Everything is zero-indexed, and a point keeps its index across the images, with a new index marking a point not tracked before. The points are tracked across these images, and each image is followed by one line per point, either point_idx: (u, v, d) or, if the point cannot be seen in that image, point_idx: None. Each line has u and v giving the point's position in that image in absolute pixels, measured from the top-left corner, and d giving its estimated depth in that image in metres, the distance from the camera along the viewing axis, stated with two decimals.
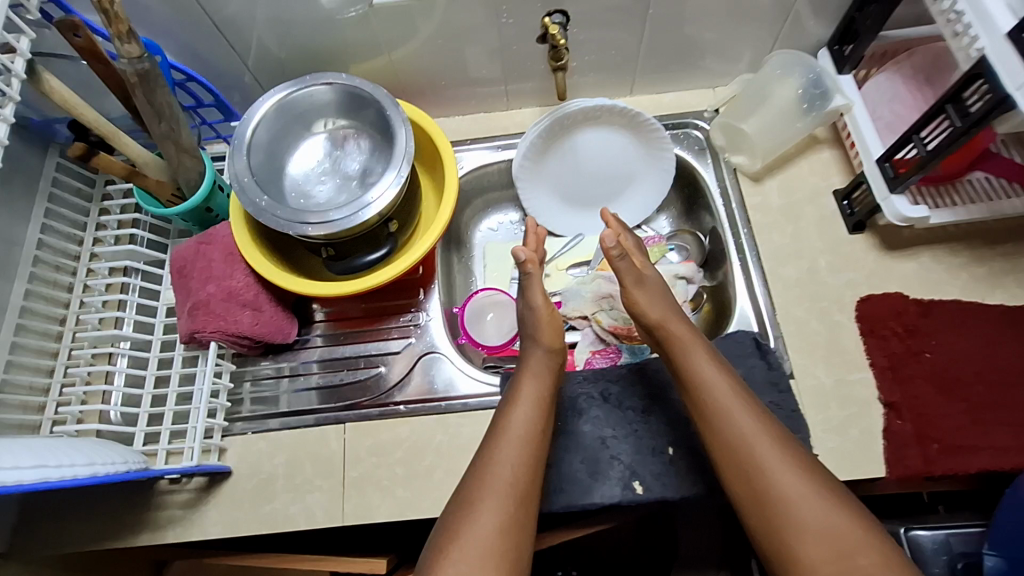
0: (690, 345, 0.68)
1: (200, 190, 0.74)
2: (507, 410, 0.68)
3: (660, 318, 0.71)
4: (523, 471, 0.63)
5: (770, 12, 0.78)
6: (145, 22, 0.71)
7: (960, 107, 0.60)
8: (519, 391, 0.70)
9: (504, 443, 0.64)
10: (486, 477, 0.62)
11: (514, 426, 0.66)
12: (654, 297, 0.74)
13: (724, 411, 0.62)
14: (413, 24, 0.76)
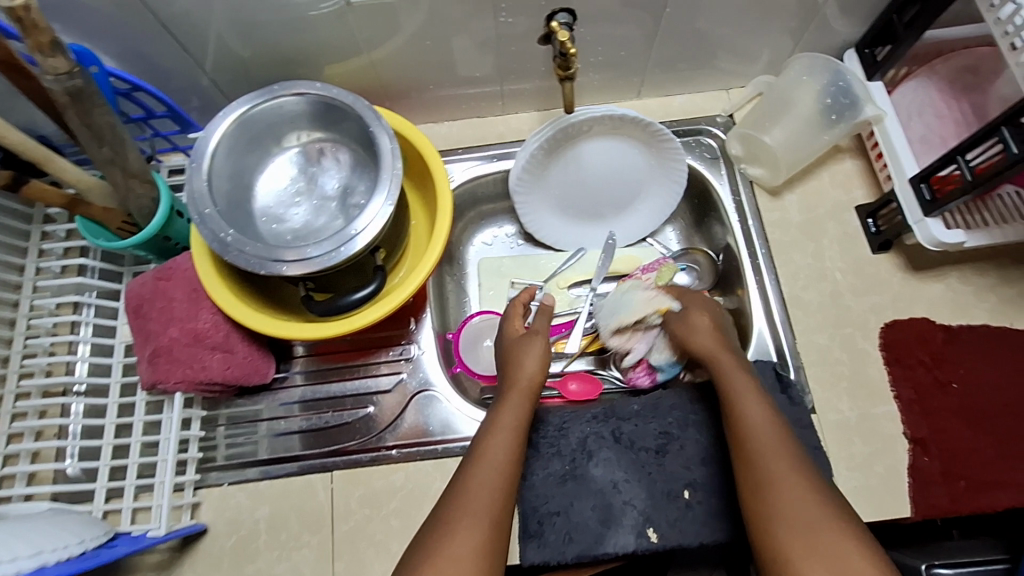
0: (734, 374, 0.62)
1: (155, 218, 0.65)
2: (486, 435, 0.60)
3: (712, 346, 0.66)
4: (500, 502, 0.54)
5: (798, 9, 0.70)
6: (80, 20, 0.60)
7: (1020, 130, 0.54)
8: (499, 416, 0.61)
9: (479, 468, 0.56)
10: (457, 506, 0.53)
11: (493, 452, 0.57)
12: (706, 324, 0.68)
13: (756, 445, 0.56)
14: (398, 21, 0.67)
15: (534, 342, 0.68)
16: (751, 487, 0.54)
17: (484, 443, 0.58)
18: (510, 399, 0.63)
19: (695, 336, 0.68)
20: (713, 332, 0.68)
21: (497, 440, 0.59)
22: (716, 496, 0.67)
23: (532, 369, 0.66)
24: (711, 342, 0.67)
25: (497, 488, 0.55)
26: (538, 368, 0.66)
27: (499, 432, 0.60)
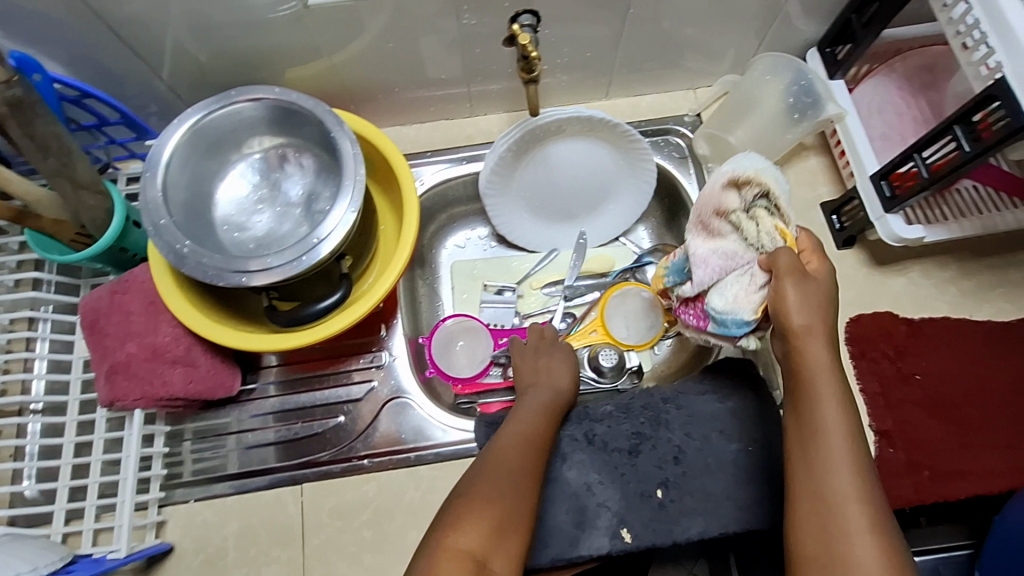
0: (820, 370, 0.50)
1: (110, 230, 0.63)
2: (512, 418, 0.63)
3: (801, 330, 0.50)
4: (527, 466, 0.56)
5: (761, 9, 0.70)
6: (22, 25, 0.58)
7: (971, 129, 0.55)
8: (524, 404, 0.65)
9: (509, 436, 0.60)
10: (485, 468, 0.55)
11: (520, 428, 0.61)
12: (812, 305, 0.50)
13: (831, 476, 0.47)
14: (359, 23, 0.65)
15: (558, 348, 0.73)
16: (815, 519, 0.47)
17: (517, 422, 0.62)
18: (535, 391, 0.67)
19: (787, 317, 0.50)
20: (818, 315, 0.50)
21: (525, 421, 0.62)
22: (690, 495, 0.67)
23: (559, 372, 0.70)
24: (810, 323, 0.50)
25: (525, 453, 0.58)
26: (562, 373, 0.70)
27: (525, 415, 0.63)
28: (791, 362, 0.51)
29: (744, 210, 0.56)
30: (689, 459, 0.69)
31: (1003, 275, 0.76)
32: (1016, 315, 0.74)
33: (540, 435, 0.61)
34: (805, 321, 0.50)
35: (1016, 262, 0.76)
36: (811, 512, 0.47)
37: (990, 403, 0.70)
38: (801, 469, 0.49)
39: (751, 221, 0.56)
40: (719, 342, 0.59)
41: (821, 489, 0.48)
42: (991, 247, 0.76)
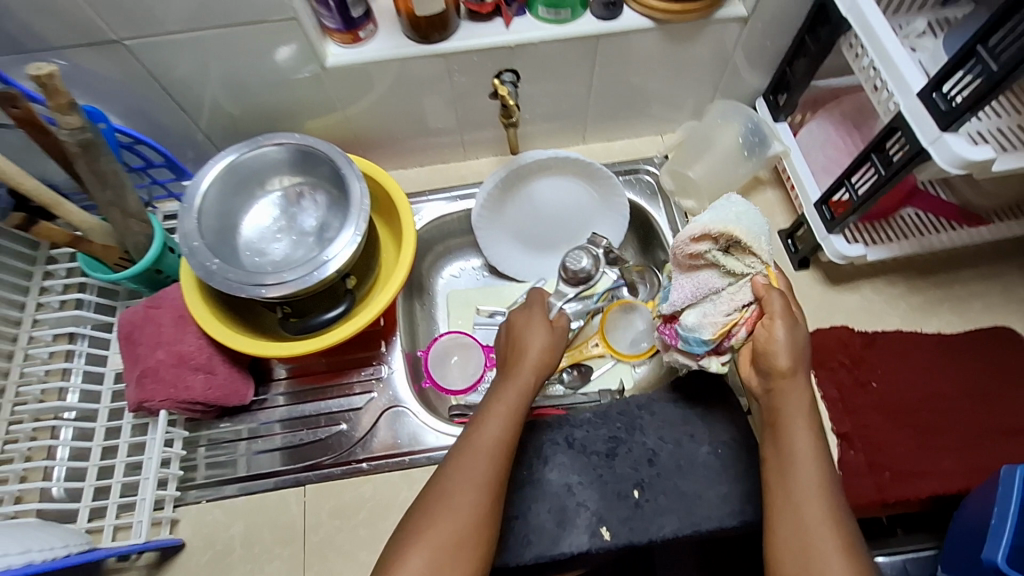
0: (794, 407, 0.56)
1: (149, 253, 0.73)
2: (483, 410, 0.61)
3: (784, 376, 0.56)
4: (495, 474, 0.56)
5: (711, 65, 0.82)
6: (91, 86, 0.71)
7: (884, 156, 0.62)
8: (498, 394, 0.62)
9: (477, 435, 0.58)
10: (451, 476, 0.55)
11: (492, 419, 0.59)
12: (790, 355, 0.55)
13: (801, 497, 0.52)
14: (367, 84, 0.77)
15: (542, 328, 0.69)
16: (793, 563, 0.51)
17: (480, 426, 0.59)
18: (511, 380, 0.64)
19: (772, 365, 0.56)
20: (799, 358, 0.56)
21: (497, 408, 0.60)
22: (664, 494, 0.72)
23: (538, 354, 0.66)
24: (793, 367, 0.56)
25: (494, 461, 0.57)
26: (538, 354, 0.67)
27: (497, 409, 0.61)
28: (772, 406, 0.57)
29: (719, 250, 0.57)
30: (663, 460, 0.74)
31: (947, 292, 0.83)
32: (962, 327, 0.81)
33: (510, 440, 0.59)
34: (786, 365, 0.55)
35: (958, 280, 0.83)
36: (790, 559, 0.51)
37: (945, 408, 0.75)
38: (781, 504, 0.53)
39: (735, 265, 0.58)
40: (683, 361, 0.64)
41: (801, 536, 0.51)
42: (934, 267, 0.84)
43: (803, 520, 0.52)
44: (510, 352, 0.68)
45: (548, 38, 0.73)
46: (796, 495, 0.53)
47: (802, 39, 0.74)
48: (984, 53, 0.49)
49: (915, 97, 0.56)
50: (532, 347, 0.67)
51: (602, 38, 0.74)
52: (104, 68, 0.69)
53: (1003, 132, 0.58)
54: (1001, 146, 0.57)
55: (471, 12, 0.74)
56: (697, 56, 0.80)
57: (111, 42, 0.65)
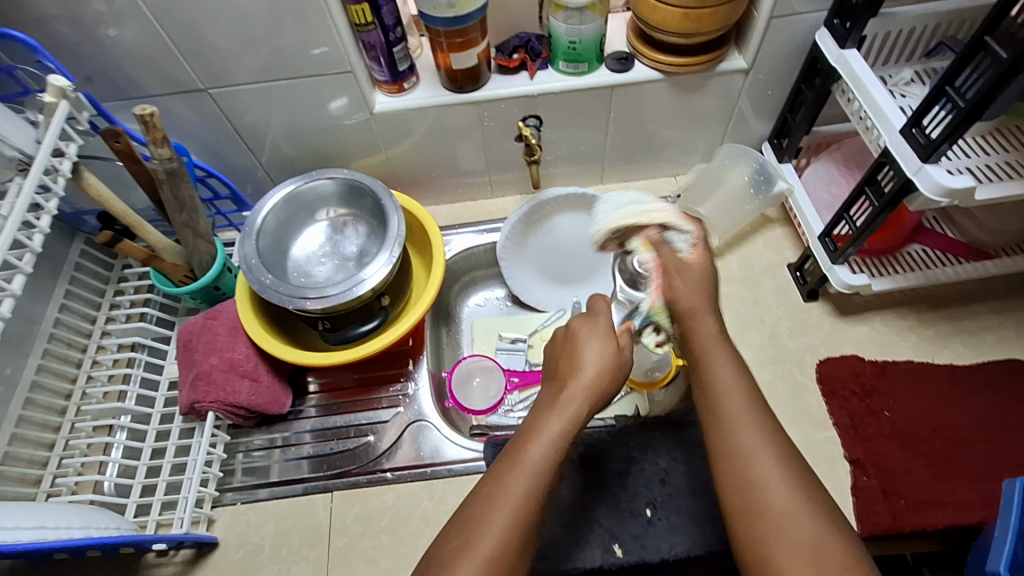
0: (708, 341, 0.55)
1: (211, 271, 0.82)
2: (521, 449, 0.52)
3: (690, 310, 0.57)
4: (525, 536, 0.49)
5: (718, 113, 0.90)
6: (175, 127, 0.83)
7: (877, 188, 0.68)
8: (544, 429, 0.53)
9: (510, 487, 0.50)
10: (473, 534, 0.49)
11: (529, 466, 0.51)
12: (698, 288, 0.58)
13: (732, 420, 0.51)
14: (407, 128, 0.88)
15: (610, 345, 0.57)
16: (743, 508, 0.47)
17: (525, 458, 0.51)
18: (559, 416, 0.54)
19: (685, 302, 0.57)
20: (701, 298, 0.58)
21: (537, 458, 0.51)
22: (676, 513, 0.74)
23: (599, 378, 0.56)
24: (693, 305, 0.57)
25: (525, 515, 0.49)
26: (597, 375, 0.56)
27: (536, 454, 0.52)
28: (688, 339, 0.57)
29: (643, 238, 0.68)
30: (675, 480, 0.76)
31: (959, 325, 0.84)
32: (975, 359, 0.81)
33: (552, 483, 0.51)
34: (689, 297, 0.57)
35: (970, 314, 0.85)
36: (741, 512, 0.48)
37: (959, 438, 0.76)
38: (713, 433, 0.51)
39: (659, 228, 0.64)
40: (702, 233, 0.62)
41: (742, 474, 0.48)
42: (945, 301, 0.86)
43: (739, 452, 0.49)
44: (567, 367, 0.57)
45: (567, 88, 0.82)
46: (725, 427, 0.51)
47: (799, 87, 0.82)
48: (952, 92, 0.55)
49: (897, 133, 0.62)
50: (590, 365, 0.56)
51: (616, 87, 0.82)
52: (188, 113, 0.81)
53: (990, 167, 0.65)
54: (981, 177, 0.63)
55: (500, 66, 0.84)
56: (704, 104, 0.88)
57: (198, 90, 0.78)
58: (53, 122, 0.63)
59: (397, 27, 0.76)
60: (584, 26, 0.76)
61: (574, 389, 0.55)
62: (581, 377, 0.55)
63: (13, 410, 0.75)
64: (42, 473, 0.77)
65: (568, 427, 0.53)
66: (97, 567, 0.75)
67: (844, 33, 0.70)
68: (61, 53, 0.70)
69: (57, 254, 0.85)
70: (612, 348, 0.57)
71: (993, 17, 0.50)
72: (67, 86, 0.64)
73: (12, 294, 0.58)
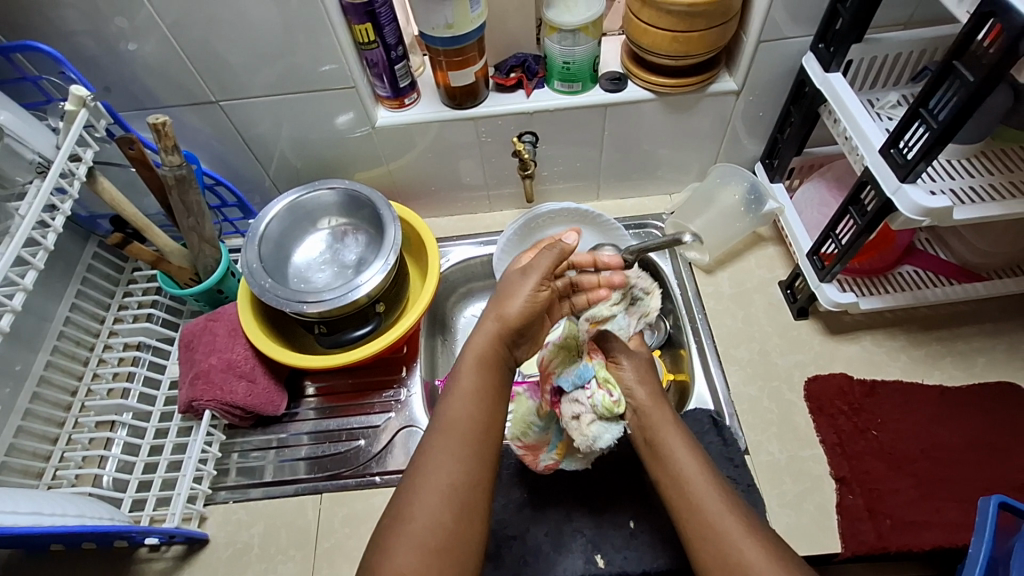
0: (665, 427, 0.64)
1: (215, 274, 0.86)
2: (446, 404, 0.58)
3: (647, 407, 0.66)
4: (464, 479, 0.53)
5: (711, 133, 0.92)
6: (188, 137, 0.87)
7: (860, 207, 0.70)
8: (461, 380, 0.58)
9: (441, 443, 0.55)
10: (415, 490, 0.53)
11: (454, 417, 0.56)
12: (646, 380, 0.68)
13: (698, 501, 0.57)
14: (408, 143, 0.91)
15: (526, 282, 0.60)
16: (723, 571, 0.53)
17: (448, 416, 0.56)
18: (473, 362, 0.58)
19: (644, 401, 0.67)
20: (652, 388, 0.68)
21: (461, 408, 0.56)
22: (659, 526, 0.74)
23: (511, 316, 0.59)
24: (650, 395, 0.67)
25: (461, 462, 0.54)
26: (513, 316, 0.59)
27: (459, 407, 0.57)
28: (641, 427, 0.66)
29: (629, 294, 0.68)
30: None
31: (950, 346, 0.84)
32: (966, 381, 0.81)
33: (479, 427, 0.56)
34: (645, 396, 0.67)
35: (961, 335, 0.85)
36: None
37: (948, 459, 0.75)
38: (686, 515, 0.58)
39: (623, 304, 0.67)
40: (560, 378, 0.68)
41: (710, 536, 0.55)
42: (936, 322, 0.86)
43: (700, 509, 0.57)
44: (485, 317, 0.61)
45: (562, 106, 0.85)
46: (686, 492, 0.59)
47: (789, 109, 0.84)
48: (926, 114, 0.57)
49: (878, 154, 0.64)
50: (507, 308, 0.59)
51: (609, 106, 0.85)
52: (200, 124, 0.85)
53: (974, 189, 0.66)
54: (962, 199, 0.65)
55: (498, 84, 0.87)
56: (697, 124, 0.90)
57: (210, 103, 0.82)
58: (72, 128, 0.67)
59: (399, 46, 0.80)
60: (577, 47, 0.79)
61: (483, 333, 0.59)
62: (496, 321, 0.59)
63: (20, 403, 0.78)
64: (44, 465, 0.80)
65: (485, 372, 0.58)
66: (91, 560, 0.77)
67: (829, 57, 0.72)
68: (83, 65, 0.74)
69: (71, 255, 0.89)
70: (526, 283, 0.60)
71: (959, 42, 0.52)
72: (87, 95, 0.68)
73: (24, 289, 0.62)
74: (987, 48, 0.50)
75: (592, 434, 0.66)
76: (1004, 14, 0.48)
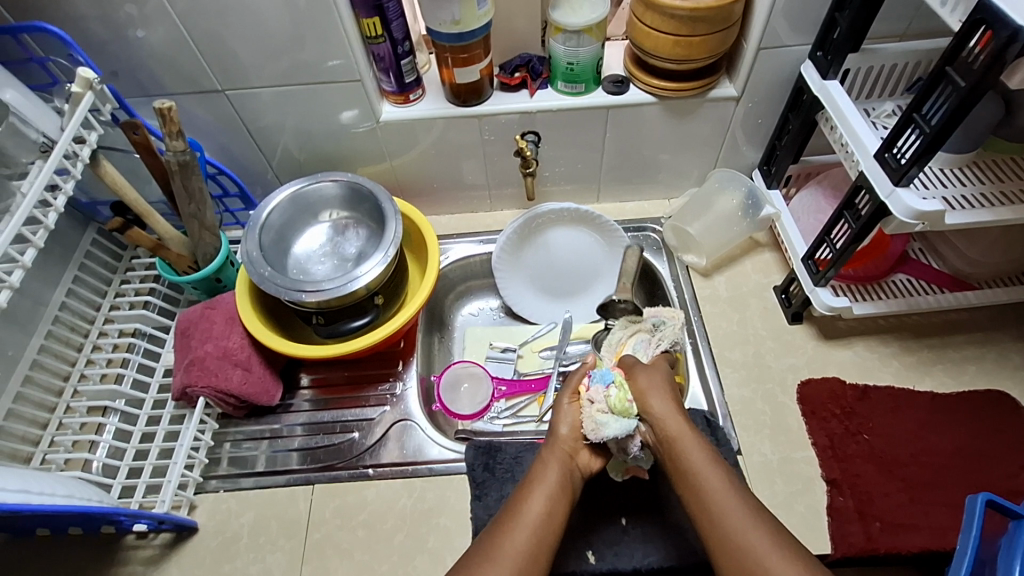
0: (684, 439, 0.58)
1: (214, 262, 0.86)
2: (520, 497, 0.59)
3: (662, 414, 0.60)
4: (529, 558, 0.54)
5: (710, 139, 0.93)
6: (193, 126, 0.88)
7: (855, 212, 0.71)
8: (535, 477, 0.61)
9: (513, 527, 0.56)
10: (482, 565, 0.53)
11: (528, 510, 0.57)
12: (661, 396, 0.61)
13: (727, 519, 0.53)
14: (412, 140, 0.92)
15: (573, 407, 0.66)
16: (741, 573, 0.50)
17: (519, 506, 0.58)
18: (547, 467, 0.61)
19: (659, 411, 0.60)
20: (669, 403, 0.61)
21: (535, 504, 0.58)
22: (650, 524, 0.74)
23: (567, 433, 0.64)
24: (665, 410, 0.60)
25: (530, 545, 0.55)
26: (572, 436, 0.64)
27: (532, 500, 0.58)
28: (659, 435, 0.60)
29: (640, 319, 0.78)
30: (652, 490, 0.77)
31: (941, 354, 0.85)
32: (956, 388, 0.82)
33: (553, 523, 0.57)
34: (664, 409, 0.60)
35: (952, 344, 0.86)
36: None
37: (937, 464, 0.76)
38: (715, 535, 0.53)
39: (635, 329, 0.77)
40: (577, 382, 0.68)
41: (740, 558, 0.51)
42: (927, 330, 0.87)
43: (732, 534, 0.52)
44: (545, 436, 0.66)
45: (565, 106, 0.86)
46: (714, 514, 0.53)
47: (787, 116, 0.85)
48: (919, 119, 0.59)
49: (873, 158, 0.66)
50: (567, 427, 0.65)
51: (611, 109, 0.86)
52: (205, 113, 0.86)
53: (966, 197, 0.67)
54: (954, 205, 0.66)
55: (502, 83, 0.88)
56: (697, 129, 0.91)
57: (216, 92, 0.82)
58: (78, 110, 0.67)
59: (406, 41, 0.81)
60: (581, 48, 0.81)
61: (552, 449, 0.64)
62: (552, 437, 0.65)
63: (13, 385, 0.77)
64: (33, 450, 0.79)
65: (559, 473, 0.61)
66: (77, 546, 0.76)
67: (826, 64, 0.74)
68: (90, 49, 0.75)
69: (70, 239, 0.89)
70: (570, 405, 0.66)
71: (952, 48, 0.54)
72: (94, 78, 0.68)
73: (24, 266, 0.62)
74: (977, 54, 0.52)
75: (598, 421, 0.62)
76: (994, 21, 0.49)
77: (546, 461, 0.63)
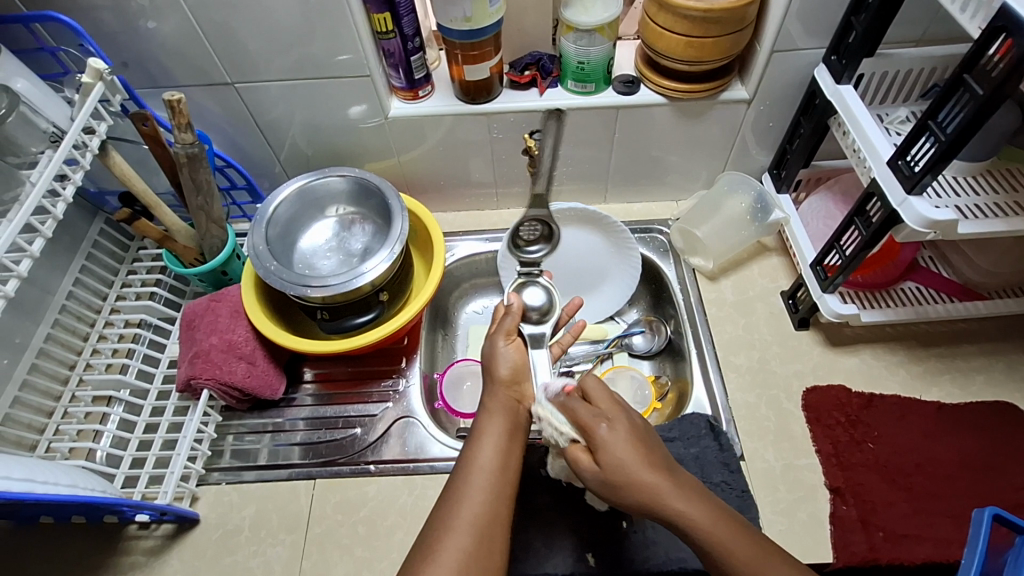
0: (622, 454, 0.53)
1: (220, 255, 0.86)
2: (468, 454, 0.57)
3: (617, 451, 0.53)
4: (491, 510, 0.53)
5: (720, 141, 0.92)
6: (201, 118, 0.88)
7: (866, 219, 0.70)
8: (482, 428, 0.59)
9: (468, 483, 0.54)
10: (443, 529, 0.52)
11: (481, 463, 0.56)
12: (629, 448, 0.53)
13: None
14: (420, 137, 0.92)
15: (506, 348, 0.66)
16: None
17: (468, 459, 0.57)
18: (486, 413, 0.61)
19: (609, 459, 0.53)
20: (618, 436, 0.54)
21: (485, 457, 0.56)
22: (650, 527, 0.74)
23: (502, 374, 0.64)
24: (607, 441, 0.54)
25: (487, 496, 0.54)
26: (512, 378, 0.64)
27: (481, 459, 0.56)
28: (604, 469, 0.53)
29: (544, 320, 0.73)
30: None
31: (950, 364, 0.84)
32: (963, 399, 0.81)
33: (507, 464, 0.57)
34: (625, 438, 0.54)
35: (961, 354, 0.85)
36: None
37: (941, 474, 0.76)
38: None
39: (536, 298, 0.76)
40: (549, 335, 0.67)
41: None
42: (935, 339, 0.86)
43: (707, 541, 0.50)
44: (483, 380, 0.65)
45: (575, 106, 0.85)
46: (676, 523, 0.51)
47: (798, 120, 0.84)
48: (935, 126, 0.58)
49: (885, 164, 0.66)
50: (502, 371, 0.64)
51: (621, 109, 0.85)
52: (214, 106, 0.86)
53: (980, 206, 0.67)
54: (968, 214, 0.65)
55: (512, 81, 0.88)
56: (707, 132, 0.91)
57: (225, 85, 0.82)
58: (86, 101, 0.67)
59: (416, 37, 0.80)
60: (592, 48, 0.80)
61: (493, 395, 0.62)
62: (493, 384, 0.64)
63: (20, 372, 0.78)
64: (38, 438, 0.79)
65: (505, 415, 0.60)
66: (79, 536, 0.77)
67: (840, 69, 0.73)
68: (103, 40, 0.75)
69: (78, 229, 0.89)
70: (508, 346, 0.66)
71: (971, 55, 0.53)
72: (105, 68, 0.68)
73: (32, 256, 0.62)
74: (997, 62, 0.51)
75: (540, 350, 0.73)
76: (1015, 29, 0.48)
77: (484, 414, 0.61)
